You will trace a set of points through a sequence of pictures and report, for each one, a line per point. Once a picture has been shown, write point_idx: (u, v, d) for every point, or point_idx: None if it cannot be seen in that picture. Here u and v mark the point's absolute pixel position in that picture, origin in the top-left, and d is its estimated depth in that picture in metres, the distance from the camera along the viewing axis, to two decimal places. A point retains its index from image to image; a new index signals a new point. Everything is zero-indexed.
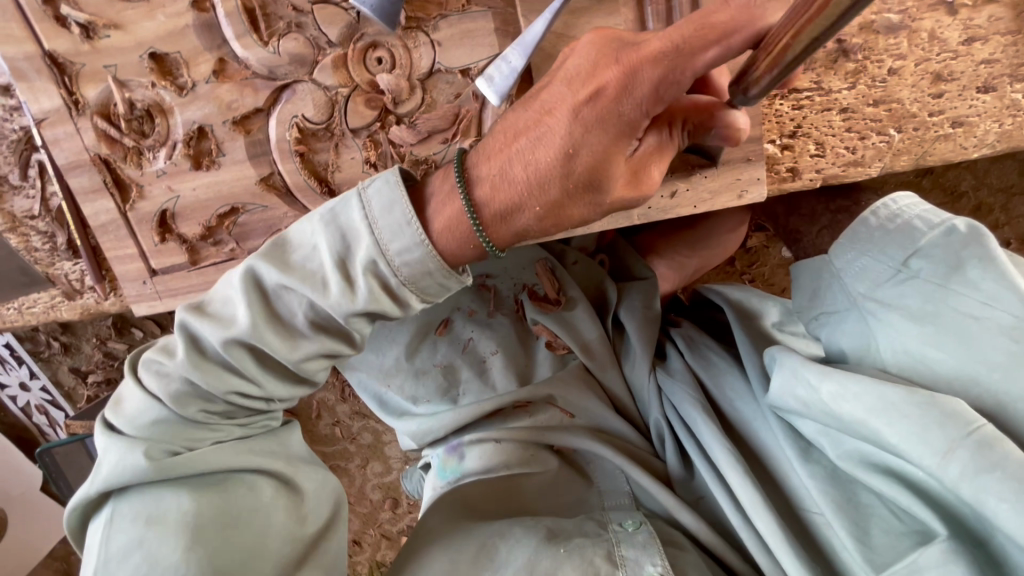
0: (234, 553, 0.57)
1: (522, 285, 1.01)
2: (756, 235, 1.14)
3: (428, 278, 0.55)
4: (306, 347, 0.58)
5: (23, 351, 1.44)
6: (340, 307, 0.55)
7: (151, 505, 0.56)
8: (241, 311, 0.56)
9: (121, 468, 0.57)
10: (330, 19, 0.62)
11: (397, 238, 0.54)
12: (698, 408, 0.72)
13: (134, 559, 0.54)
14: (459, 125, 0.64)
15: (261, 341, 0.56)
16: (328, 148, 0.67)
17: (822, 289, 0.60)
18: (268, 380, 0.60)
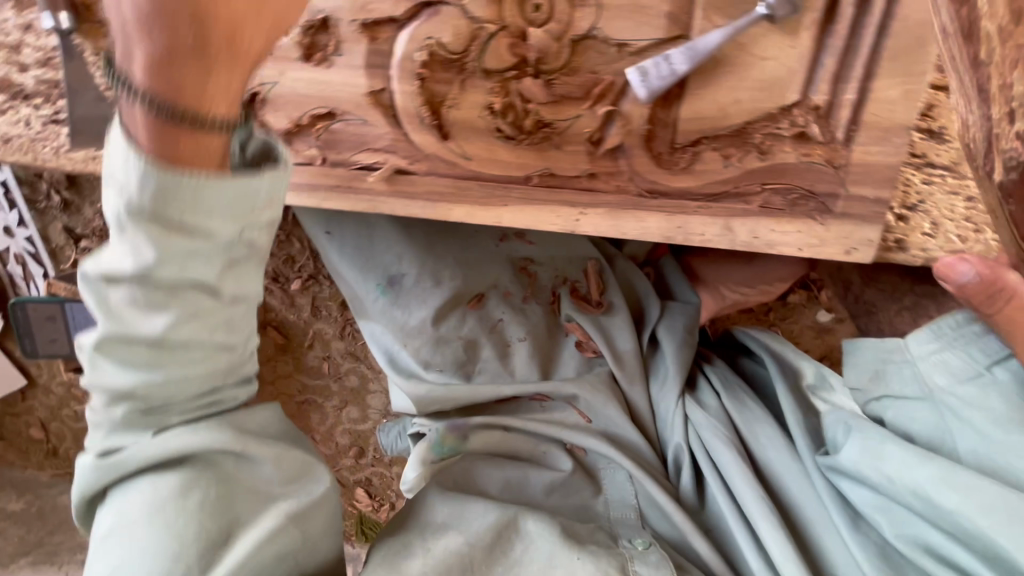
0: (194, 518, 0.55)
1: (562, 280, 1.10)
2: (798, 291, 1.14)
3: (187, 197, 0.44)
4: (113, 305, 0.48)
5: (18, 194, 1.34)
6: (155, 270, 0.46)
7: (123, 487, 0.57)
8: (118, 290, 0.47)
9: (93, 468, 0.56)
10: None
11: (141, 175, 0.43)
12: (732, 450, 0.78)
13: (115, 536, 0.54)
14: (596, 97, 0.61)
15: (126, 328, 0.48)
16: (451, 82, 0.63)
17: (888, 371, 0.70)
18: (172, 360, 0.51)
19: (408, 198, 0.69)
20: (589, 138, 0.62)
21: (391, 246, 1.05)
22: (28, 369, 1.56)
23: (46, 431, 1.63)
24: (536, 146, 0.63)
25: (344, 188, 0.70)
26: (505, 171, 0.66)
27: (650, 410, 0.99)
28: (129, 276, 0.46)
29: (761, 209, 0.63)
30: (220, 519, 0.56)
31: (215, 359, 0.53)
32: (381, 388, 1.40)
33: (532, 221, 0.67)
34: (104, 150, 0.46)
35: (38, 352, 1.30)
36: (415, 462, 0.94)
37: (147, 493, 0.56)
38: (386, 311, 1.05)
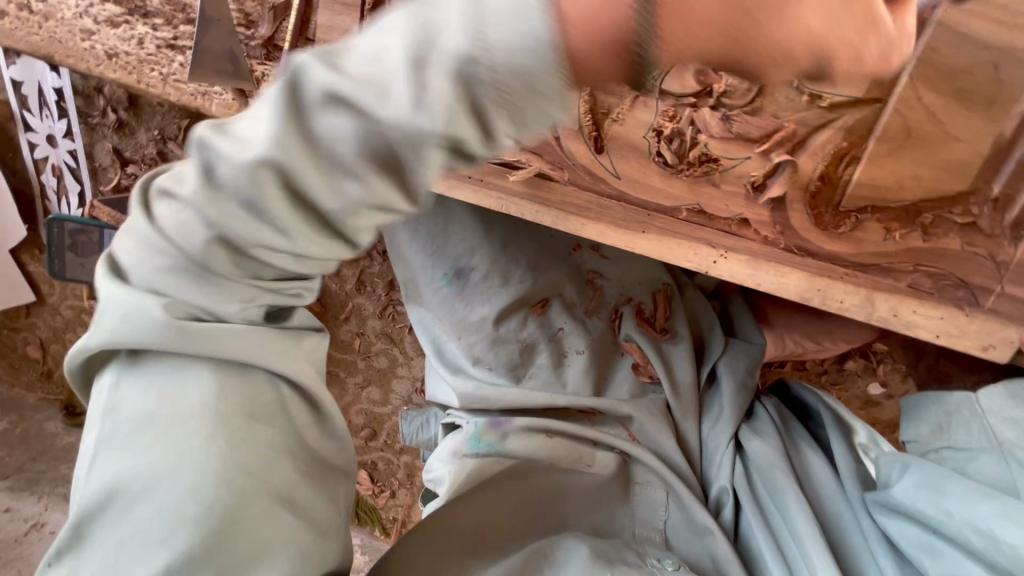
0: (258, 451, 0.46)
1: (627, 299, 1.03)
2: (855, 360, 1.13)
3: (524, 96, 0.28)
4: (267, 139, 0.32)
5: (72, 104, 1.27)
6: (415, 134, 0.30)
7: (166, 375, 0.44)
8: (333, 112, 0.31)
9: (132, 327, 0.43)
10: None
11: (511, 21, 0.27)
12: (784, 477, 0.78)
13: (150, 432, 0.44)
14: (775, 143, 0.58)
15: (292, 175, 0.32)
16: (622, 95, 0.60)
17: (951, 423, 0.68)
18: (304, 248, 0.37)
19: (542, 204, 0.66)
20: (751, 181, 0.60)
21: (465, 235, 0.98)
22: (40, 286, 1.49)
23: (44, 352, 1.56)
24: (694, 180, 0.60)
25: (475, 180, 0.66)
26: (652, 197, 0.63)
27: (700, 447, 0.92)
28: (364, 122, 0.30)
29: (905, 288, 0.61)
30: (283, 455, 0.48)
31: (340, 254, 0.39)
32: (409, 375, 1.36)
33: (666, 252, 0.65)
34: None
35: (65, 274, 1.22)
36: (448, 457, 0.90)
37: (209, 395, 0.45)
38: (448, 302, 0.99)
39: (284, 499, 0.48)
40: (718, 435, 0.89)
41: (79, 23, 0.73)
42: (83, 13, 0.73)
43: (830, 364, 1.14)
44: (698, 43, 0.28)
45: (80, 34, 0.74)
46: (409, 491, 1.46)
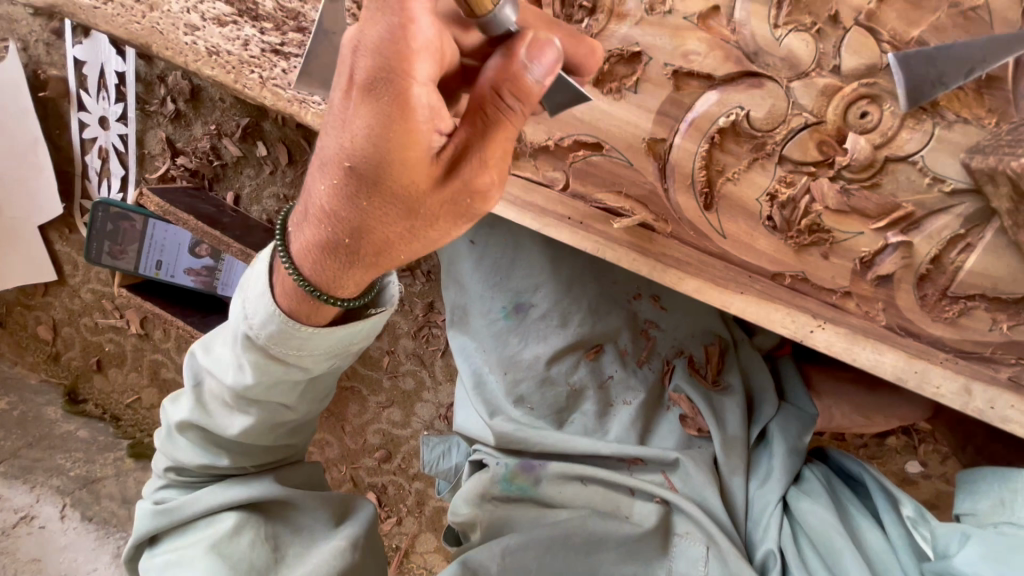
0: (247, 552, 0.66)
1: (679, 351, 1.00)
2: (896, 436, 1.12)
3: (293, 340, 0.54)
4: (208, 414, 0.64)
5: (131, 90, 1.26)
6: (250, 388, 0.59)
7: (176, 535, 0.68)
8: (213, 390, 0.62)
9: (150, 525, 0.68)
10: (857, 48, 0.54)
11: (262, 316, 0.54)
12: (840, 535, 0.76)
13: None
14: (889, 222, 0.58)
15: (221, 418, 0.63)
16: (740, 156, 0.60)
17: (1013, 499, 0.65)
18: (238, 447, 0.67)
19: (638, 252, 0.64)
20: (861, 257, 0.60)
21: (529, 269, 0.96)
22: (63, 265, 1.45)
23: (55, 334, 1.50)
24: (800, 247, 0.60)
25: (575, 222, 0.65)
26: (755, 260, 0.62)
27: (745, 508, 0.86)
28: (232, 388, 0.59)
29: (1006, 381, 0.60)
30: (259, 552, 0.66)
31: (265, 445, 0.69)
32: (434, 400, 1.33)
33: (764, 316, 0.63)
34: (250, 281, 0.56)
35: (100, 259, 1.20)
36: (477, 497, 0.91)
37: (203, 533, 0.66)
38: (501, 335, 0.97)
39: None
40: (767, 495, 0.84)
41: (185, 18, 0.73)
42: (192, 8, 0.72)
43: (869, 438, 1.12)
44: (343, 281, 0.51)
45: (184, 29, 0.73)
46: (417, 520, 1.41)
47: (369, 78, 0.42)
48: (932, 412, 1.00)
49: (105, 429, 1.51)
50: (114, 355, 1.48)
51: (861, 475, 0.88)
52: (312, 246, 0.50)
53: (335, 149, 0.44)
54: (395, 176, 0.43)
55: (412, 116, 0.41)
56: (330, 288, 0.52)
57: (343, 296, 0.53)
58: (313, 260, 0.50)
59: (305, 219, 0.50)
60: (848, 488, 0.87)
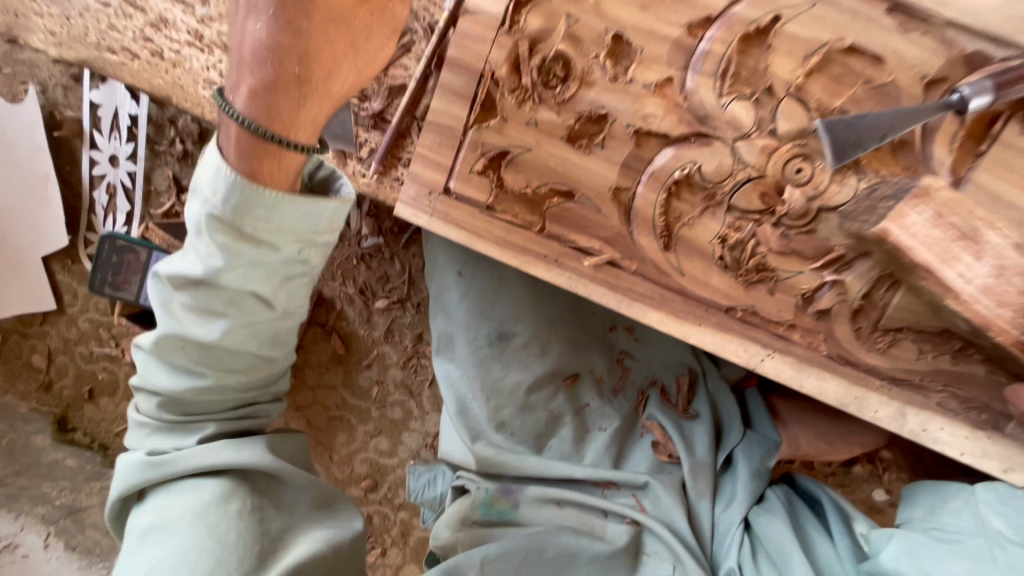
0: (231, 524, 0.69)
1: (653, 381, 1.08)
2: (863, 464, 1.17)
3: (259, 204, 0.58)
4: (177, 329, 0.65)
5: (141, 131, 1.34)
6: (224, 275, 0.60)
7: (163, 493, 0.72)
8: (184, 300, 0.63)
9: (138, 477, 0.71)
10: (790, 115, 0.63)
11: (222, 186, 0.57)
12: (791, 548, 0.86)
13: (157, 533, 0.69)
14: (825, 263, 0.66)
15: (189, 330, 0.64)
16: (694, 204, 0.68)
17: (942, 509, 0.78)
18: (214, 368, 0.68)
19: (606, 286, 0.72)
20: (803, 294, 0.67)
21: (513, 303, 1.03)
22: (63, 296, 1.49)
23: (48, 362, 1.53)
24: (747, 284, 0.68)
25: (551, 260, 0.72)
26: (710, 295, 0.69)
27: (711, 530, 0.95)
28: (202, 280, 0.61)
29: (935, 407, 0.67)
30: (243, 518, 0.70)
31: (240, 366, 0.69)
32: (421, 429, 1.37)
33: (720, 346, 0.70)
34: (203, 158, 0.60)
35: (102, 290, 1.25)
36: (459, 517, 0.97)
37: (190, 497, 0.70)
38: (484, 362, 1.02)
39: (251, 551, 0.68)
40: (730, 516, 0.94)
41: (204, 74, 0.81)
42: (210, 66, 0.81)
43: (837, 466, 1.18)
44: (297, 118, 0.59)
45: (204, 84, 0.81)
46: (401, 550, 1.42)
47: None
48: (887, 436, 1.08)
49: (93, 459, 1.51)
50: (106, 384, 1.50)
51: (818, 496, 0.99)
52: (258, 87, 0.57)
53: None
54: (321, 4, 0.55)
55: None
56: (279, 124, 0.58)
57: (296, 139, 0.60)
58: (257, 100, 0.57)
59: (241, 67, 0.57)
60: (805, 507, 0.98)
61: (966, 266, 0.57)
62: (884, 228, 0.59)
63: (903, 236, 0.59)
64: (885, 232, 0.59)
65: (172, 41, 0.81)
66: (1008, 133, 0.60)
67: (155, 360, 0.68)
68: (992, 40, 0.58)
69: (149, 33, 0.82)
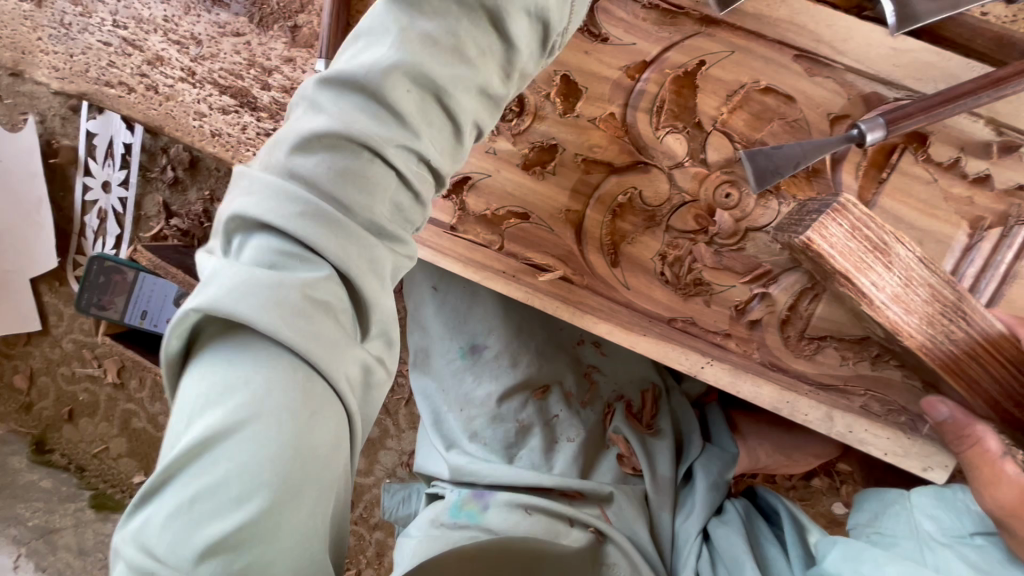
0: (326, 461, 0.42)
1: (619, 395, 1.14)
2: (821, 478, 1.22)
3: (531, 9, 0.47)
4: (407, 52, 0.45)
5: (135, 159, 1.41)
6: (464, 76, 0.47)
7: (250, 356, 0.41)
8: (405, 79, 0.45)
9: (224, 304, 0.40)
10: (717, 146, 0.72)
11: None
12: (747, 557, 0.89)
13: (223, 424, 0.39)
14: (754, 278, 0.73)
15: (424, 63, 0.45)
16: (637, 225, 0.75)
17: (883, 514, 0.83)
18: (421, 134, 0.46)
19: (561, 301, 0.78)
20: (736, 305, 0.74)
21: (484, 318, 1.09)
22: (48, 317, 1.52)
23: (29, 383, 1.55)
24: (685, 296, 0.74)
25: (508, 275, 0.79)
26: (653, 307, 0.76)
27: (670, 538, 1.01)
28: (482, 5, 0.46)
29: (859, 409, 0.73)
30: (347, 440, 0.45)
31: (448, 144, 0.49)
32: (397, 448, 1.40)
33: (663, 354, 0.76)
34: None
35: (88, 309, 1.28)
36: (430, 521, 0.98)
37: (287, 389, 0.41)
38: (458, 374, 1.10)
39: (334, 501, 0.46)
40: (689, 525, 0.99)
41: (194, 106, 0.89)
42: (201, 99, 0.88)
43: (798, 480, 1.22)
44: None
45: (194, 115, 0.89)
46: (376, 571, 1.42)
47: None
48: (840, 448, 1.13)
49: (69, 480, 1.52)
50: (87, 405, 1.52)
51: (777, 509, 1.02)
52: None
53: None
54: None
55: None
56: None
57: None
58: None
59: None
60: (761, 518, 1.03)
61: (878, 277, 0.62)
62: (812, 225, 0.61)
63: (826, 245, 0.61)
64: (810, 242, 0.61)
65: (167, 77, 0.89)
66: (903, 162, 0.69)
67: (356, 95, 0.45)
68: (882, 84, 0.68)
69: (146, 70, 0.90)
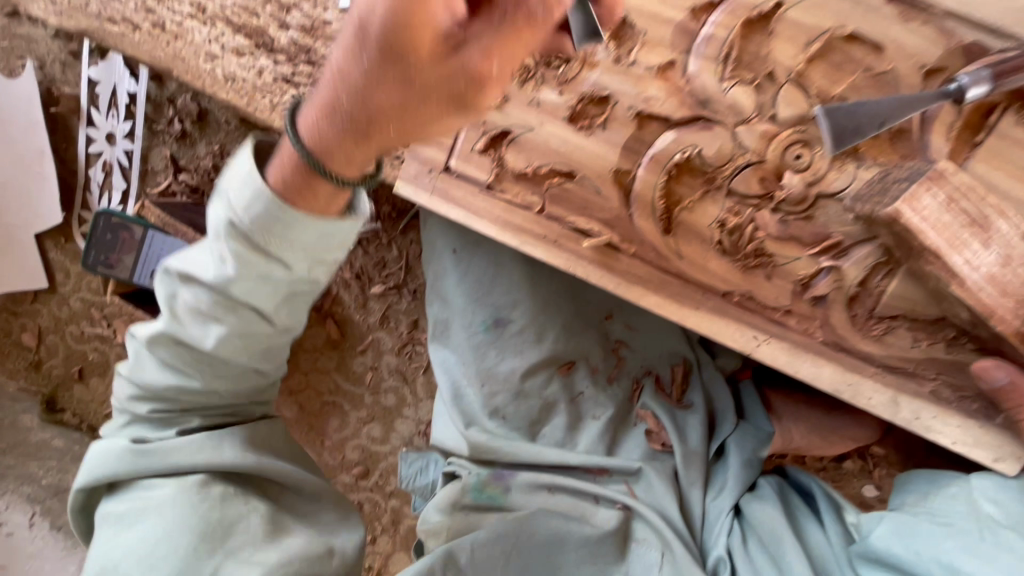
0: (214, 523, 0.68)
1: (648, 371, 1.08)
2: (853, 460, 1.18)
3: (282, 226, 0.52)
4: (206, 280, 0.57)
5: (140, 109, 1.33)
6: (229, 282, 0.55)
7: (145, 493, 0.69)
8: (192, 292, 0.59)
9: (109, 464, 0.69)
10: (789, 100, 0.64)
11: (250, 196, 0.52)
12: (783, 528, 0.89)
13: (140, 521, 0.68)
14: (823, 249, 0.66)
15: (217, 284, 0.56)
16: (694, 188, 0.68)
17: (932, 494, 0.78)
18: (241, 333, 0.60)
19: (606, 270, 0.72)
20: (800, 280, 0.68)
21: (510, 287, 1.03)
22: (55, 275, 1.48)
23: (38, 342, 1.51)
24: (747, 269, 0.68)
25: (548, 240, 0.72)
26: (708, 279, 0.70)
27: (701, 519, 0.96)
28: (243, 232, 0.53)
29: (927, 394, 0.68)
30: (246, 493, 0.72)
31: (263, 329, 0.61)
32: (414, 416, 1.37)
33: (717, 331, 0.70)
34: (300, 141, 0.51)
35: (96, 267, 1.23)
36: (450, 500, 0.99)
37: (141, 545, 0.66)
38: (480, 346, 1.04)
39: (245, 542, 0.68)
40: (721, 503, 0.95)
41: (205, 47, 0.81)
42: (212, 39, 0.80)
43: (828, 461, 1.18)
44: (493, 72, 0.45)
45: (204, 57, 0.81)
46: (391, 538, 1.41)
47: (466, 77, 0.45)
48: (880, 432, 1.09)
49: (81, 440, 1.50)
50: (97, 365, 1.49)
51: (812, 486, 0.98)
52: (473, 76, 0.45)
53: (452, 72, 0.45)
54: (476, 41, 0.44)
55: (451, 55, 0.44)
56: (333, 160, 0.50)
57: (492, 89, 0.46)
58: (322, 131, 0.49)
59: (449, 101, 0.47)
60: (798, 497, 0.98)
61: (973, 253, 0.58)
62: (896, 206, 0.58)
63: (915, 218, 0.58)
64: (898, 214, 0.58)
65: (174, 12, 0.81)
66: (1002, 123, 0.61)
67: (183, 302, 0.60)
68: (988, 31, 0.60)
69: (151, 5, 0.81)
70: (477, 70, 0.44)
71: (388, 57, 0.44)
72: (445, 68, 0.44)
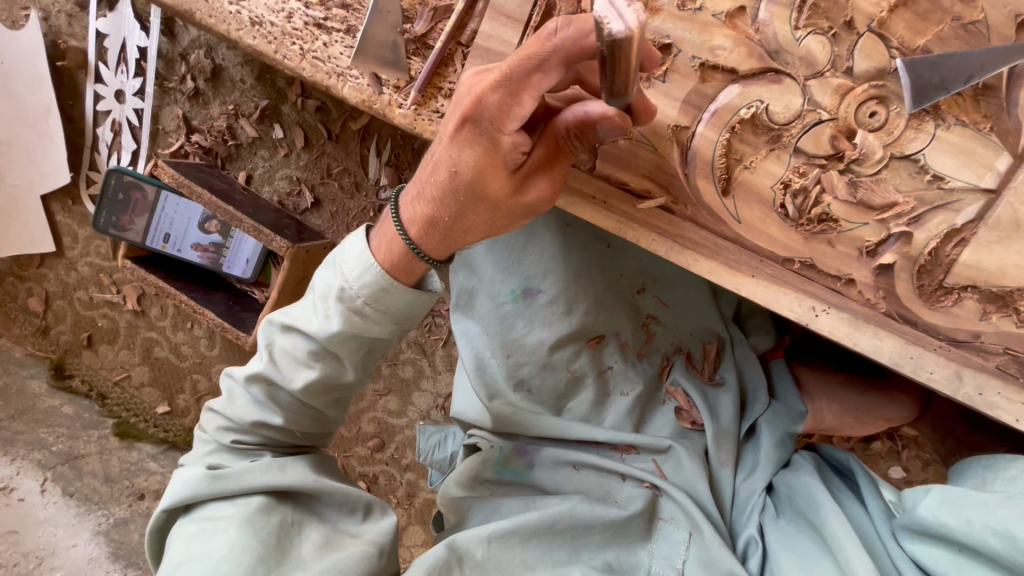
0: (270, 542, 0.65)
1: (678, 348, 1.05)
2: (882, 441, 1.17)
3: (383, 293, 0.62)
4: (309, 331, 0.65)
5: (150, 65, 1.26)
6: (331, 335, 0.64)
7: (207, 515, 0.67)
8: (293, 340, 0.67)
9: (184, 490, 0.69)
10: (869, 51, 0.59)
11: (361, 269, 0.62)
12: (817, 494, 0.85)
13: (199, 541, 0.64)
14: (893, 215, 0.63)
15: (318, 334, 0.65)
16: (757, 147, 0.64)
17: (988, 478, 0.76)
18: (329, 376, 0.68)
19: (659, 234, 0.69)
20: (865, 247, 0.64)
21: (541, 257, 0.99)
22: (63, 238, 1.44)
23: (46, 307, 1.49)
24: (809, 235, 0.65)
25: (597, 201, 0.69)
26: (766, 245, 0.67)
27: (731, 498, 0.93)
28: (352, 291, 0.62)
29: (994, 371, 0.64)
30: (301, 517, 0.70)
31: (345, 374, 0.69)
32: (432, 390, 1.34)
33: (772, 300, 0.67)
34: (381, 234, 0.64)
35: (106, 229, 1.19)
36: (476, 484, 0.98)
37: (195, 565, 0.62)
38: (507, 317, 1.00)
39: (295, 565, 0.64)
40: (754, 483, 0.92)
41: None
42: None
43: (856, 442, 1.17)
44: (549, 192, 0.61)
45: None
46: (406, 511, 1.40)
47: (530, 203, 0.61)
48: (915, 415, 1.07)
49: (91, 407, 1.47)
50: (107, 332, 1.48)
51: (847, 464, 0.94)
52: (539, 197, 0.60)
53: (521, 200, 0.59)
54: (538, 174, 0.59)
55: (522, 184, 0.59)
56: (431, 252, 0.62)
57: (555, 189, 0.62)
58: (416, 237, 0.62)
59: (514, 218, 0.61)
60: (833, 476, 0.96)
61: None
62: None
63: None
64: None
65: None
66: None
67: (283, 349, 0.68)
68: None
69: None
70: (540, 194, 0.60)
71: (472, 193, 0.57)
72: (518, 197, 0.59)
